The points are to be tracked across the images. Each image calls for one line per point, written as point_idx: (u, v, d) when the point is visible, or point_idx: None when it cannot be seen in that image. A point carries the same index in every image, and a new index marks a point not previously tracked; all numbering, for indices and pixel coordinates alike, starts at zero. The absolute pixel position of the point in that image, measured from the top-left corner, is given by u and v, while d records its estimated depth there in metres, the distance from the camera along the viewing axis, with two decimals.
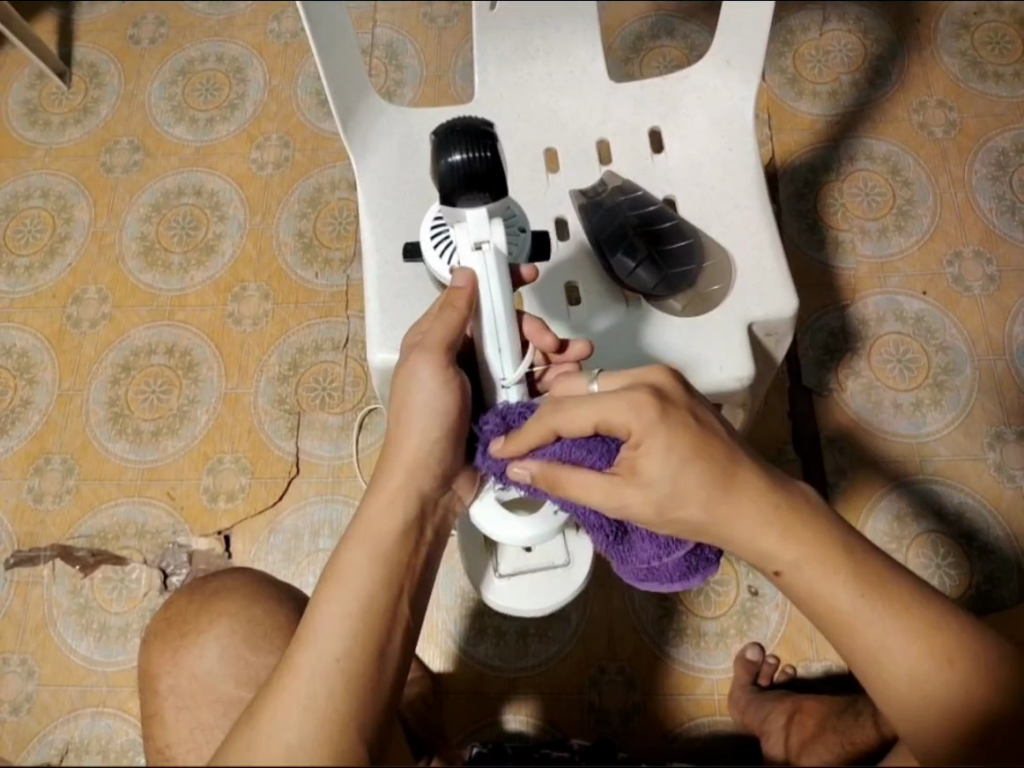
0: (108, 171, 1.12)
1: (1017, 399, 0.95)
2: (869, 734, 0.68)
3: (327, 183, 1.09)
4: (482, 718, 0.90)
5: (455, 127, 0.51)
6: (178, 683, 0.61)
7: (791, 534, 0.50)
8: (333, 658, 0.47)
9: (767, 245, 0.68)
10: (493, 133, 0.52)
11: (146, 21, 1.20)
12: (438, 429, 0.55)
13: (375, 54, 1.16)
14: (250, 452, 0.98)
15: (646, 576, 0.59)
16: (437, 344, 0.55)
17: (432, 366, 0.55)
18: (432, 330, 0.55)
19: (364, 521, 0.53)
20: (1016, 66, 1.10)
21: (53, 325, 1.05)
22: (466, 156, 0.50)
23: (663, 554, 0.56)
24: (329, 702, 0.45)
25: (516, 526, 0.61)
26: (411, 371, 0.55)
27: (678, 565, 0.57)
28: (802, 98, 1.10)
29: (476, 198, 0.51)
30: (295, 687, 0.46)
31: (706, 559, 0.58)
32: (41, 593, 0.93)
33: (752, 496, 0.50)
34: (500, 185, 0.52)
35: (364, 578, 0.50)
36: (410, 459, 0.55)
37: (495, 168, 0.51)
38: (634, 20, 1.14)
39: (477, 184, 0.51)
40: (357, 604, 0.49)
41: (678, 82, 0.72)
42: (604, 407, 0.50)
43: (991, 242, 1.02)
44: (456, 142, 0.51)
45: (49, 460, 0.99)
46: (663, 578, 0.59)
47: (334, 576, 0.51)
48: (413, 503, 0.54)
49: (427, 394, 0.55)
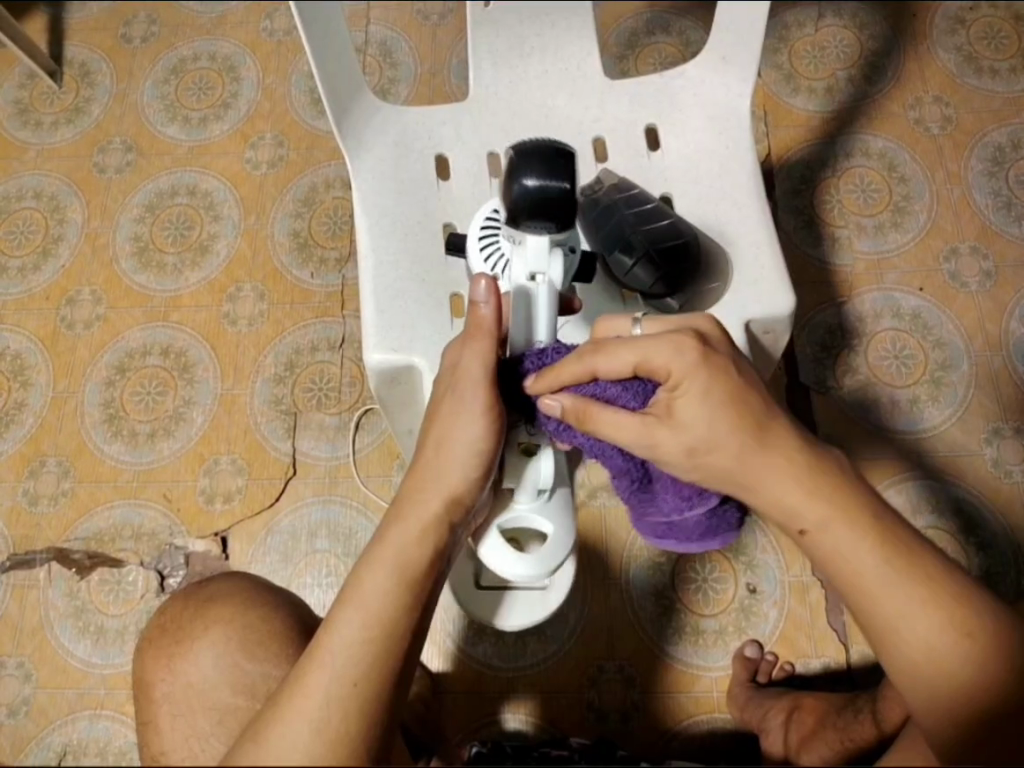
0: (101, 170, 1.11)
1: (1014, 395, 0.95)
2: (868, 731, 0.70)
3: (322, 182, 1.09)
4: (481, 718, 0.90)
5: (530, 150, 0.52)
6: (173, 690, 0.60)
7: (817, 495, 0.51)
8: (350, 682, 0.47)
9: (764, 243, 0.68)
10: (568, 158, 0.52)
11: (138, 19, 1.19)
12: (478, 463, 0.55)
13: (369, 52, 1.15)
14: (246, 453, 0.98)
15: (665, 534, 0.58)
16: (478, 377, 0.54)
17: (474, 398, 0.54)
18: (468, 361, 0.55)
19: (390, 540, 0.52)
20: (1012, 61, 1.10)
21: (47, 326, 1.04)
22: (540, 182, 0.51)
23: (684, 507, 0.55)
24: (343, 726, 0.46)
25: (513, 562, 0.59)
26: (455, 402, 0.55)
27: (700, 522, 0.57)
28: (798, 94, 1.09)
29: (541, 223, 0.53)
30: (306, 710, 0.45)
31: (727, 522, 0.57)
32: (37, 597, 0.93)
33: (780, 457, 0.51)
34: (565, 215, 0.53)
35: (382, 598, 0.50)
36: (449, 491, 0.54)
37: (564, 198, 0.52)
38: (630, 16, 1.14)
39: (545, 211, 0.52)
40: (374, 631, 0.49)
41: (674, 80, 0.72)
42: (645, 348, 0.51)
43: (987, 237, 1.02)
44: (531, 165, 0.52)
45: (44, 462, 0.98)
46: (683, 535, 0.58)
47: (353, 591, 0.50)
48: (443, 534, 0.53)
49: (469, 427, 0.54)
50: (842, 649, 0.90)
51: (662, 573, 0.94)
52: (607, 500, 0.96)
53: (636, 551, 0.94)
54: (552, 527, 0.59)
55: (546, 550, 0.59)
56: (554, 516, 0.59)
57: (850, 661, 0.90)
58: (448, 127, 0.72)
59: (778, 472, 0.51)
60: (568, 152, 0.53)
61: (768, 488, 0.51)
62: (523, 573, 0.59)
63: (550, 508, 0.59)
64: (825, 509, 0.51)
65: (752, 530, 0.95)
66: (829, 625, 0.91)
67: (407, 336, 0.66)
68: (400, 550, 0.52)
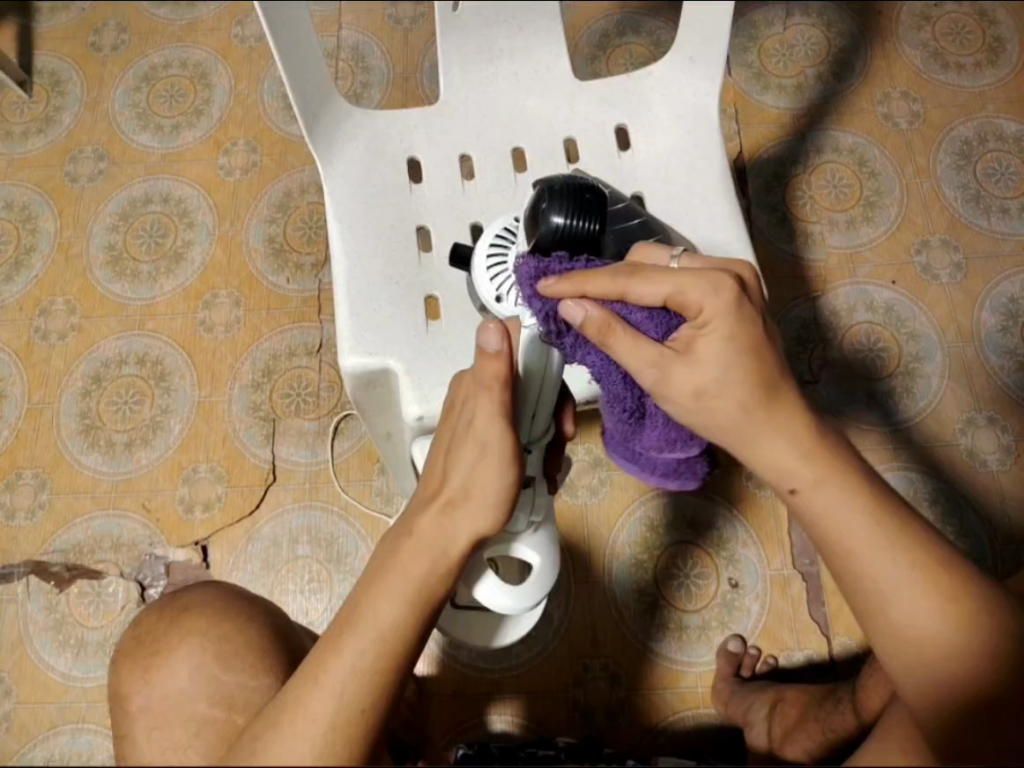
0: (73, 180, 1.11)
1: (987, 385, 0.97)
2: (850, 721, 0.71)
3: (297, 188, 1.08)
4: (468, 720, 0.89)
5: (558, 188, 0.55)
6: (150, 703, 0.59)
7: (815, 463, 0.50)
8: (359, 708, 0.45)
9: (736, 241, 0.68)
10: (594, 196, 0.55)
11: (108, 27, 1.18)
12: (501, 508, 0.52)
13: (341, 57, 1.15)
14: (225, 461, 0.97)
15: (631, 457, 0.64)
16: (500, 417, 0.51)
17: (504, 442, 0.51)
18: (483, 411, 0.51)
19: (418, 569, 0.49)
20: (977, 56, 1.11)
21: (21, 337, 1.03)
22: (568, 220, 0.55)
23: (665, 447, 0.59)
24: (348, 749, 0.44)
25: (501, 595, 0.60)
26: (476, 448, 0.51)
27: (668, 463, 0.62)
28: (768, 92, 1.10)
29: (559, 258, 0.57)
30: (308, 732, 0.44)
31: (690, 469, 0.64)
32: (15, 611, 0.92)
33: (785, 419, 0.50)
34: (586, 253, 0.56)
35: (390, 622, 0.48)
36: (478, 534, 0.51)
37: (588, 234, 0.55)
38: (600, 18, 1.15)
39: (570, 247, 0.55)
40: (389, 656, 0.47)
41: (642, 80, 0.73)
42: (683, 280, 0.49)
43: (958, 230, 1.03)
44: (558, 203, 0.55)
45: (20, 474, 0.97)
46: (647, 466, 0.65)
47: (361, 620, 0.48)
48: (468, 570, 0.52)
49: (498, 474, 0.51)
50: (825, 642, 0.91)
51: (644, 570, 0.94)
52: (589, 498, 0.97)
53: (619, 548, 0.95)
54: (538, 558, 0.60)
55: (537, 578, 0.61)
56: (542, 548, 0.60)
57: (832, 653, 0.90)
58: (420, 130, 0.72)
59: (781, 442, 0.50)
60: (594, 189, 0.56)
61: (764, 457, 0.51)
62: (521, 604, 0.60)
63: (537, 539, 0.60)
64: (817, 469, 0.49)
65: (734, 526, 0.95)
66: (812, 617, 0.92)
67: (382, 340, 0.66)
68: (421, 578, 0.49)
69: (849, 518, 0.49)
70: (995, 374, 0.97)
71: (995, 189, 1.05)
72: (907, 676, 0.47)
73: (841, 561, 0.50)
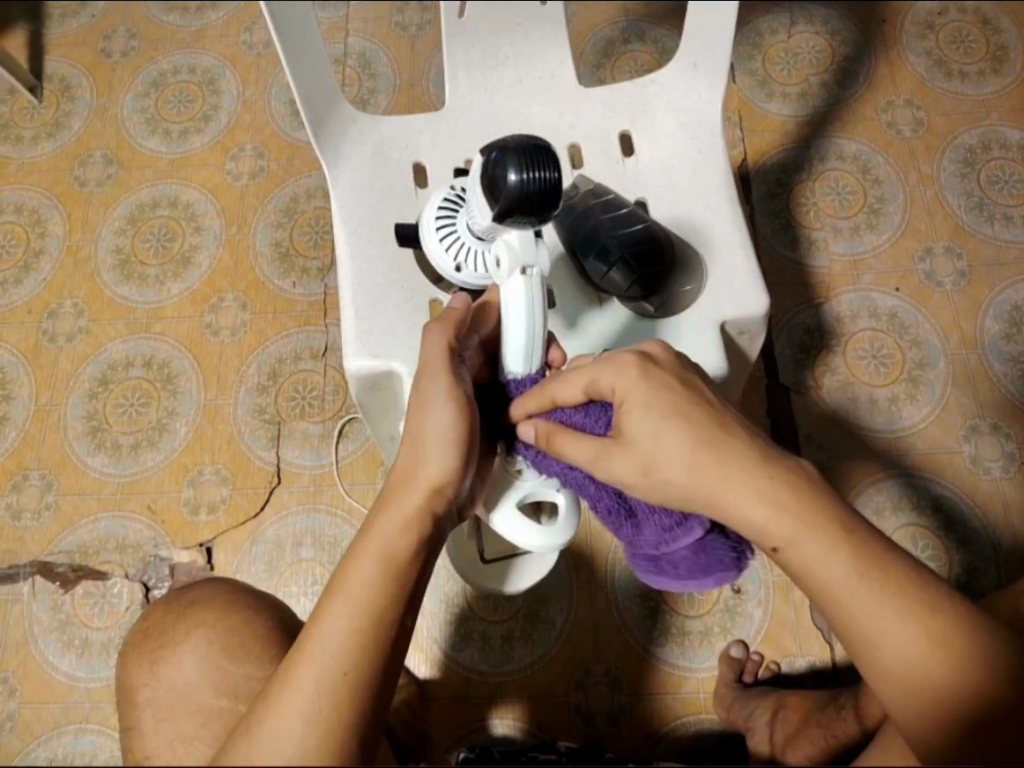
0: (82, 184, 1.12)
1: (990, 392, 0.97)
2: (851, 727, 0.71)
3: (303, 193, 1.09)
4: (470, 724, 0.90)
5: (510, 145, 0.53)
6: (156, 695, 0.60)
7: (785, 508, 0.48)
8: (342, 672, 0.46)
9: (739, 247, 0.68)
10: (549, 151, 0.53)
11: (117, 34, 1.20)
12: (454, 451, 0.53)
13: (348, 64, 1.16)
14: (230, 463, 0.98)
15: (655, 568, 0.59)
16: (441, 363, 0.54)
17: (438, 386, 0.54)
18: (430, 351, 0.55)
19: (378, 526, 0.52)
20: (981, 65, 1.11)
21: (29, 340, 1.04)
22: (523, 175, 0.52)
23: (668, 538, 0.55)
24: (338, 715, 0.45)
25: (528, 532, 0.58)
26: (421, 393, 0.54)
27: (686, 557, 0.56)
28: (773, 99, 1.11)
29: (521, 220, 0.53)
30: (296, 699, 0.45)
31: (721, 562, 0.56)
32: (20, 611, 0.92)
33: (740, 464, 0.49)
34: (547, 208, 0.53)
35: (369, 591, 0.49)
36: (429, 482, 0.53)
37: (547, 188, 0.52)
38: (606, 25, 1.15)
39: (531, 203, 0.52)
40: (364, 619, 0.48)
41: (647, 86, 0.73)
42: (594, 371, 0.52)
43: (961, 237, 1.03)
44: (512, 161, 0.52)
45: (27, 475, 0.98)
46: (670, 569, 0.58)
47: (340, 586, 0.50)
48: (427, 523, 0.52)
49: (438, 415, 0.53)
50: (827, 648, 0.91)
51: None
52: (592, 503, 0.97)
53: (622, 553, 0.95)
54: (564, 497, 0.59)
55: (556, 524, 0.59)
56: (564, 486, 0.59)
57: (835, 659, 0.90)
58: (425, 135, 0.73)
59: (749, 486, 0.49)
60: (547, 145, 0.54)
61: (736, 502, 0.49)
62: (539, 545, 0.59)
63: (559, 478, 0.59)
64: (793, 522, 0.48)
65: None
66: (814, 623, 0.92)
67: (387, 342, 0.66)
68: (385, 539, 0.51)
69: (832, 566, 0.48)
70: (998, 382, 0.97)
71: (999, 197, 1.05)
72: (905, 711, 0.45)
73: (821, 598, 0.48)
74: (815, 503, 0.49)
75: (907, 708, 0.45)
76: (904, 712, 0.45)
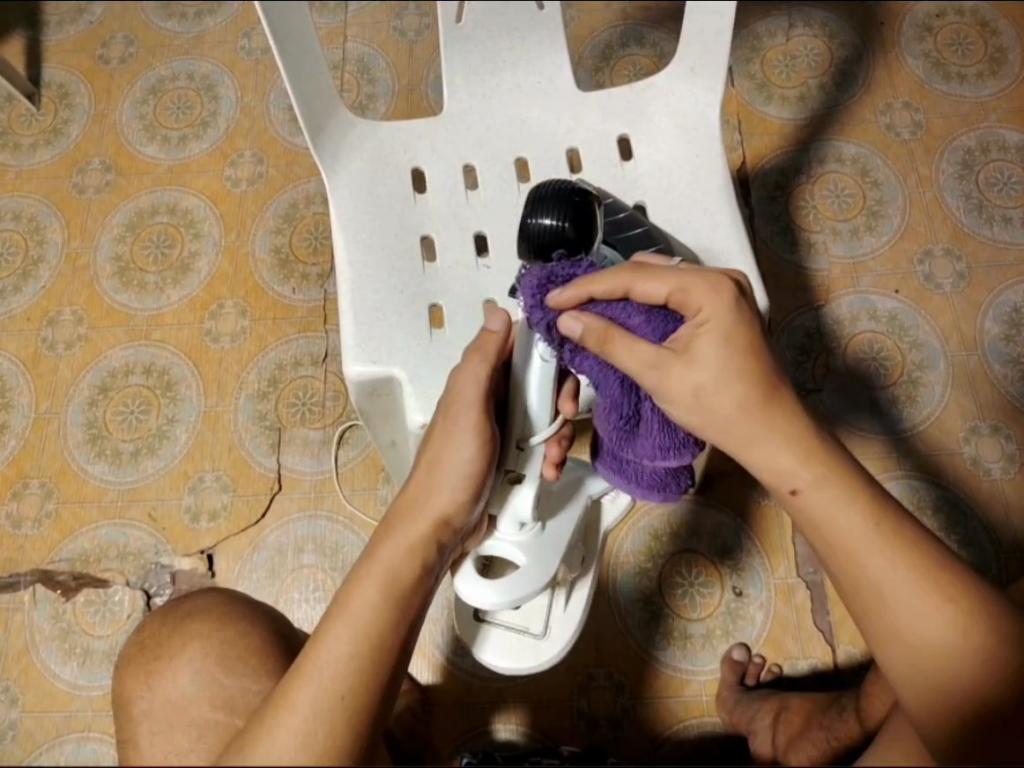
0: (81, 191, 1.12)
1: (990, 394, 0.97)
2: (852, 729, 0.71)
3: (302, 198, 1.09)
4: (471, 729, 0.90)
5: (550, 191, 0.54)
6: (152, 707, 0.60)
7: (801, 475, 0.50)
8: (339, 695, 0.47)
9: (738, 252, 0.68)
10: (585, 199, 0.54)
11: (115, 40, 1.20)
12: (468, 487, 0.55)
13: (347, 69, 1.16)
14: (231, 470, 0.98)
15: (619, 473, 0.58)
16: (474, 398, 0.55)
17: (466, 420, 0.54)
18: (463, 382, 0.55)
19: (382, 550, 0.53)
20: (979, 66, 1.12)
21: (28, 347, 1.04)
22: (554, 222, 0.53)
23: (661, 456, 0.55)
24: (330, 739, 0.45)
25: (483, 591, 0.58)
26: (448, 422, 0.55)
27: (656, 473, 0.57)
28: (771, 102, 1.11)
29: (551, 260, 0.55)
30: (291, 722, 0.45)
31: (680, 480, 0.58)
32: (21, 619, 0.92)
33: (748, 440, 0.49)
34: (574, 255, 0.55)
35: (371, 614, 0.51)
36: (438, 512, 0.54)
37: (577, 238, 0.54)
38: (604, 29, 1.16)
39: (556, 251, 0.54)
40: (366, 642, 0.49)
41: (644, 91, 0.73)
42: (683, 280, 0.51)
43: (961, 239, 1.03)
44: (547, 206, 0.54)
45: (27, 484, 0.98)
46: (633, 479, 0.58)
47: (342, 609, 0.51)
48: (432, 552, 0.54)
49: (461, 449, 0.54)
50: (829, 651, 0.91)
51: (648, 579, 0.94)
52: None
53: (623, 557, 0.95)
54: (525, 560, 0.59)
55: (513, 581, 0.58)
56: (526, 550, 0.59)
57: (837, 662, 0.90)
58: (424, 141, 0.73)
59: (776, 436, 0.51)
60: (585, 193, 0.54)
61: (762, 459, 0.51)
62: (490, 604, 0.58)
63: (529, 542, 0.59)
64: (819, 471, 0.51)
65: (737, 537, 0.95)
66: (815, 626, 0.92)
67: (387, 349, 0.66)
68: (391, 564, 0.53)
69: (853, 526, 0.50)
70: (998, 384, 0.97)
71: (997, 198, 1.05)
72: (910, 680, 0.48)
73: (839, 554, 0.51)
74: (839, 460, 0.51)
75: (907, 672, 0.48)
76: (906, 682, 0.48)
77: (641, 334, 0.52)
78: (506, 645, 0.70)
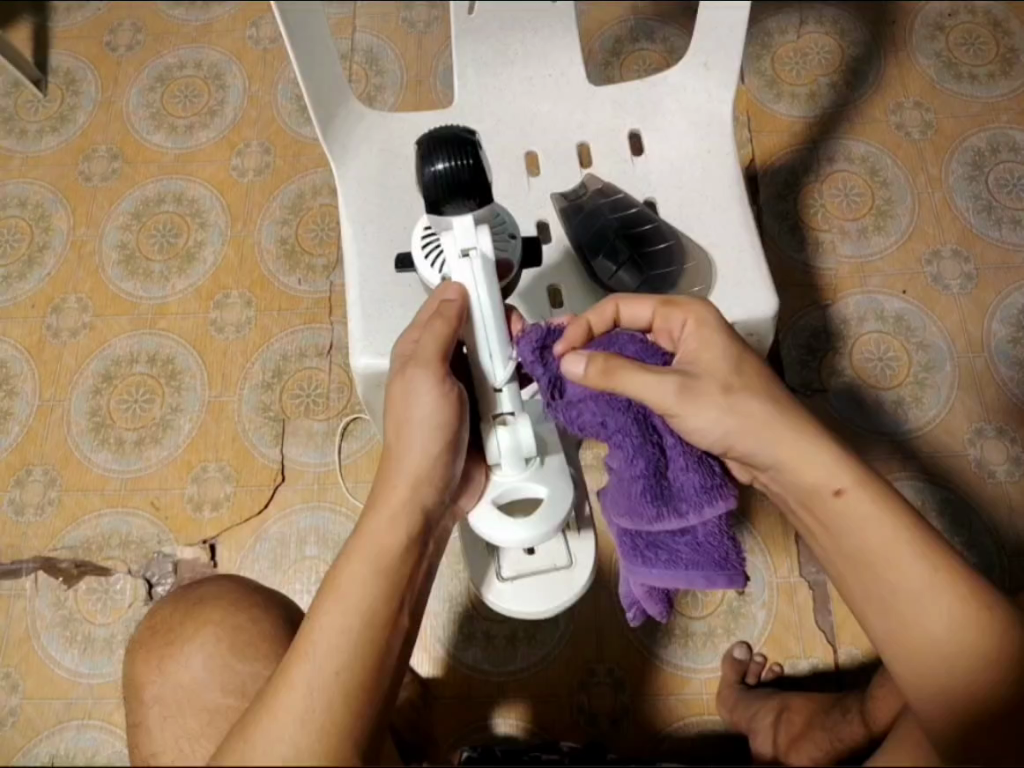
0: (87, 178, 1.11)
1: (996, 395, 0.96)
2: (856, 732, 0.70)
3: (309, 189, 1.09)
4: (471, 722, 0.90)
5: (437, 138, 0.54)
6: (164, 692, 0.60)
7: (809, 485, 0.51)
8: (334, 671, 0.47)
9: (748, 248, 0.68)
10: (475, 142, 0.55)
11: (123, 28, 1.19)
12: (440, 441, 0.55)
13: (355, 60, 1.16)
14: (234, 460, 0.97)
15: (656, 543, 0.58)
16: (433, 353, 0.55)
17: (427, 376, 0.55)
18: (423, 339, 0.55)
19: (367, 528, 0.53)
20: (991, 67, 1.11)
21: (33, 334, 1.04)
22: (449, 164, 0.53)
23: (703, 498, 0.54)
24: (327, 716, 0.46)
25: (511, 529, 0.57)
26: (408, 381, 0.55)
27: (704, 532, 0.57)
28: (781, 100, 1.11)
29: (462, 203, 0.53)
30: (290, 702, 0.46)
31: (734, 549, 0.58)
32: (23, 606, 0.92)
33: None
34: (484, 192, 0.54)
35: (361, 590, 0.50)
36: (414, 473, 0.54)
37: (477, 172, 0.54)
38: (614, 24, 1.15)
39: (461, 191, 0.53)
40: (359, 618, 0.49)
41: (657, 86, 0.72)
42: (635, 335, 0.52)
43: (969, 240, 1.03)
44: (442, 150, 0.54)
45: (30, 471, 0.98)
46: (674, 549, 0.58)
47: (333, 588, 0.51)
48: (417, 518, 0.54)
49: (426, 405, 0.55)
50: (830, 650, 0.90)
51: None
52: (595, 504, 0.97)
53: None
54: (546, 490, 0.58)
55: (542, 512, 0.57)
56: (545, 480, 0.58)
57: (838, 662, 0.90)
58: None
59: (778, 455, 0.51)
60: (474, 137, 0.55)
61: None
62: (524, 539, 0.57)
63: (543, 474, 0.58)
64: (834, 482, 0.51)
65: (741, 535, 0.95)
66: (816, 625, 0.92)
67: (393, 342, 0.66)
68: (376, 537, 0.52)
69: (874, 530, 0.50)
70: (1004, 386, 0.97)
71: (1007, 200, 1.05)
72: (922, 687, 0.49)
73: (858, 557, 0.51)
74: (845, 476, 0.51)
75: (924, 680, 0.49)
76: (922, 688, 0.49)
77: (641, 357, 0.56)
78: (534, 589, 0.66)
